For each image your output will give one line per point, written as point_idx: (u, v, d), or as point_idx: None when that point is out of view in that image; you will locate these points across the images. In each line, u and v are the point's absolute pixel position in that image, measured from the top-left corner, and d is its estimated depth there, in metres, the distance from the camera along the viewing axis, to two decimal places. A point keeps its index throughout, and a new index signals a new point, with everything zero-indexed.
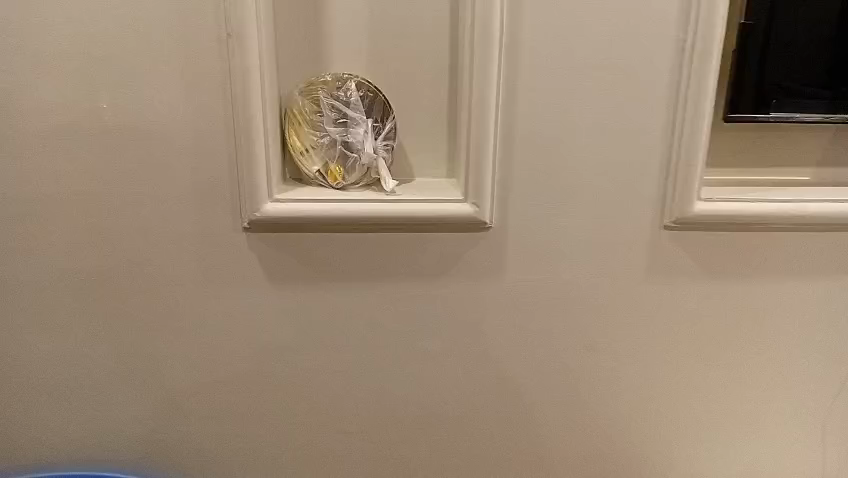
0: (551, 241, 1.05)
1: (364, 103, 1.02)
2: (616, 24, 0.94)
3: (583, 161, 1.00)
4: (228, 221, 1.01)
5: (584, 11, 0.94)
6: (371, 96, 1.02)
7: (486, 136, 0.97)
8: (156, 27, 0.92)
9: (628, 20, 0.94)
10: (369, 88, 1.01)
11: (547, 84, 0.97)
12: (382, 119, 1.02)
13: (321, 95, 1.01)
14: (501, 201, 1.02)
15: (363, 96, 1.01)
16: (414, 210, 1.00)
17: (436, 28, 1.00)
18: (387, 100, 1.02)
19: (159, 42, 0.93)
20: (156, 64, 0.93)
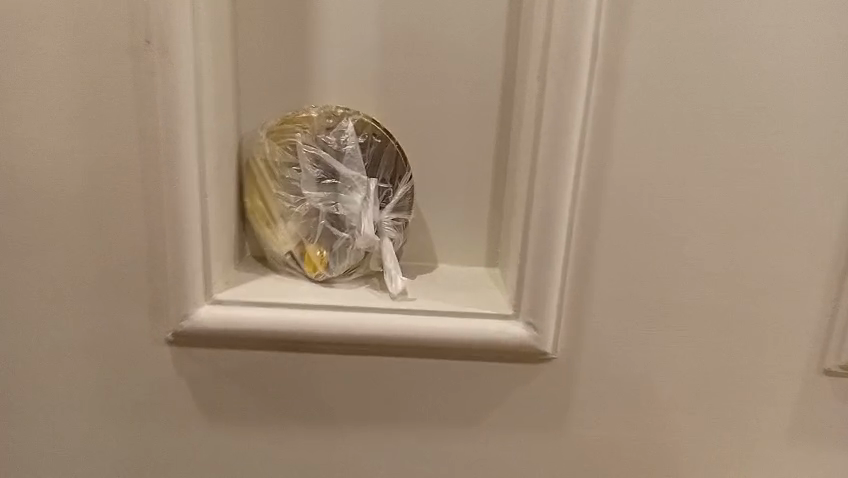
0: (645, 386, 0.67)
1: (367, 154, 0.67)
2: (783, 53, 0.58)
3: (707, 268, 0.64)
4: (144, 325, 0.65)
5: (733, 32, 0.57)
6: (377, 144, 0.67)
7: (560, 223, 0.61)
8: (35, 27, 0.57)
9: (802, 49, 0.58)
10: (375, 131, 0.66)
11: (662, 144, 0.60)
12: (392, 179, 0.67)
13: (298, 138, 0.66)
14: (573, 320, 0.65)
15: (365, 143, 0.66)
16: (433, 329, 0.63)
17: (484, 48, 0.66)
18: (402, 150, 0.67)
19: (38, 42, 0.57)
20: (34, 78, 0.58)
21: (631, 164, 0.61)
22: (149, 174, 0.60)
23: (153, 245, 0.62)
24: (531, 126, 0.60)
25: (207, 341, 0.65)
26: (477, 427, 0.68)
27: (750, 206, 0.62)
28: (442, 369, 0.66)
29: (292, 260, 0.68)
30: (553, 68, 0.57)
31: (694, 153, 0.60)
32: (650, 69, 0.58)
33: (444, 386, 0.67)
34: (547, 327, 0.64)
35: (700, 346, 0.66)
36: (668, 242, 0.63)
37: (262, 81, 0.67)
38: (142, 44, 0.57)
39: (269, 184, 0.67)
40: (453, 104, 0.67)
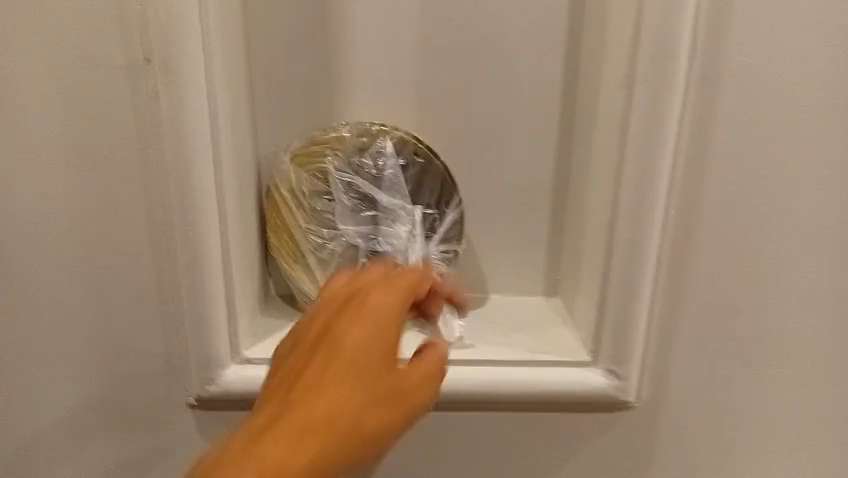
0: (740, 431, 0.59)
1: (408, 177, 0.57)
2: None
3: (814, 297, 0.55)
4: (159, 391, 0.56)
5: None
6: (419, 165, 0.56)
7: (647, 254, 0.53)
8: (14, 50, 0.48)
9: None
10: (417, 150, 0.56)
11: (762, 161, 0.52)
12: (438, 205, 0.57)
13: (329, 162, 0.56)
14: (658, 363, 0.57)
15: (405, 164, 0.56)
16: (499, 383, 0.55)
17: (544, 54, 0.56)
18: (448, 170, 0.57)
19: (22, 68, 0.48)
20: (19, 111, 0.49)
21: (727, 185, 0.52)
22: (159, 217, 0.51)
23: (171, 300, 0.53)
24: (610, 145, 0.52)
25: (238, 405, 0.56)
26: None
27: None
28: (510, 424, 0.58)
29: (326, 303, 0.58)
30: (641, 84, 0.49)
31: (800, 169, 0.52)
32: (750, 75, 0.50)
33: (511, 441, 0.59)
34: (631, 372, 0.56)
35: (803, 383, 0.58)
36: (769, 270, 0.55)
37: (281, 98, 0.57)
38: (142, 65, 0.48)
39: (294, 217, 0.56)
40: (508, 116, 0.58)
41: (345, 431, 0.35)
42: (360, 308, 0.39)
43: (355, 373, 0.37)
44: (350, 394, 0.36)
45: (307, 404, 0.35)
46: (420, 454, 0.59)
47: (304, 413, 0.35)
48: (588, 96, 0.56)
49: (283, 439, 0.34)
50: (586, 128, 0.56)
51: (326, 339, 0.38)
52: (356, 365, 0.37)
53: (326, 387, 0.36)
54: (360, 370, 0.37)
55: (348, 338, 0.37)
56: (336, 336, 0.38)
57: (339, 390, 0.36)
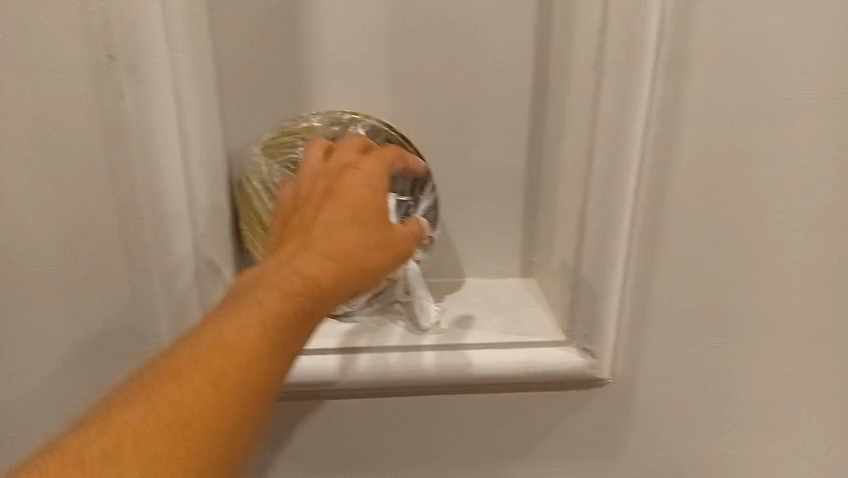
0: (710, 401, 0.61)
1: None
2: None
3: (778, 271, 0.57)
4: None
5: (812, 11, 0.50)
6: (392, 152, 0.57)
7: (620, 237, 0.54)
8: None
9: None
10: (389, 137, 0.56)
11: (729, 142, 0.53)
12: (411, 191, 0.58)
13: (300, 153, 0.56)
14: (630, 339, 0.58)
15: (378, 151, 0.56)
16: (478, 367, 0.56)
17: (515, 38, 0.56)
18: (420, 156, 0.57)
19: None
20: None
21: (694, 166, 0.53)
22: (130, 216, 0.51)
23: (147, 299, 0.53)
24: (580, 130, 0.53)
25: None
26: (529, 459, 0.62)
27: (824, 203, 0.55)
28: (490, 405, 0.59)
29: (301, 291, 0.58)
30: (611, 70, 0.50)
31: (764, 149, 0.53)
32: (716, 58, 0.50)
33: (492, 421, 0.60)
34: (605, 351, 0.57)
35: (769, 353, 0.60)
36: (736, 248, 0.56)
37: (250, 89, 0.56)
38: (105, 63, 0.47)
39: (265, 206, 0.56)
40: (479, 101, 0.58)
41: (340, 257, 0.47)
42: (354, 171, 0.51)
43: (351, 217, 0.49)
44: (341, 235, 0.48)
45: (314, 243, 0.47)
46: (403, 438, 0.60)
47: (312, 249, 0.47)
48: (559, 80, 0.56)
49: (311, 260, 0.46)
50: (557, 111, 0.57)
51: (325, 197, 0.50)
52: (339, 221, 0.48)
53: (330, 229, 0.48)
54: (353, 218, 0.49)
55: (341, 195, 0.50)
56: (332, 194, 0.50)
57: (333, 235, 0.48)
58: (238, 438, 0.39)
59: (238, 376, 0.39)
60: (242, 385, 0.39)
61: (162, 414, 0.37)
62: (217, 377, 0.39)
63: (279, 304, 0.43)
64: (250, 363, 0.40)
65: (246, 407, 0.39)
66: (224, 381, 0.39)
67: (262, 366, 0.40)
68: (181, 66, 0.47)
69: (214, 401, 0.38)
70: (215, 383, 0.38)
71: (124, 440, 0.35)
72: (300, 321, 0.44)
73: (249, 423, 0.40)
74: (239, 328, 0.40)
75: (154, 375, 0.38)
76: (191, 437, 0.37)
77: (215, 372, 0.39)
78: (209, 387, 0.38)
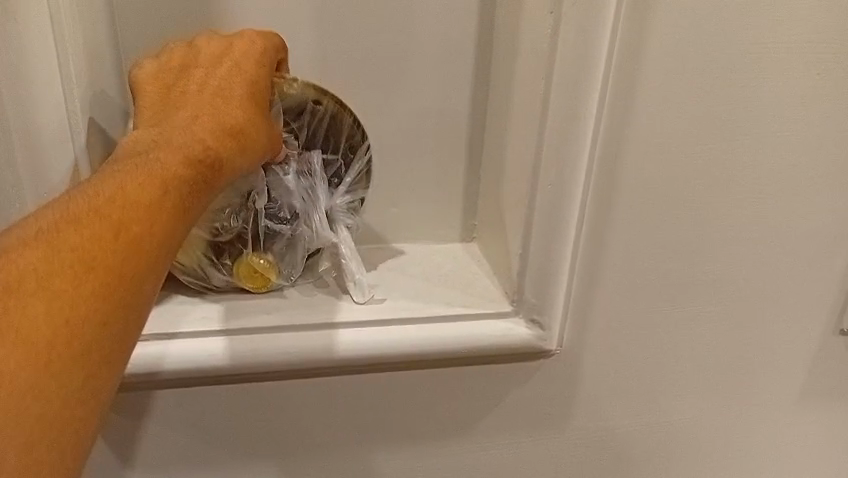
0: (655, 370, 0.60)
1: (303, 123, 0.50)
2: None
3: (731, 235, 0.55)
4: None
5: None
6: (322, 116, 0.50)
7: (570, 202, 0.50)
8: None
9: None
10: (320, 99, 0.49)
11: (689, 100, 0.49)
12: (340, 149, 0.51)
13: None
14: (580, 309, 0.55)
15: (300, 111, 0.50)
16: (421, 348, 0.52)
17: None
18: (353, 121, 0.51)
19: None
20: None
21: (652, 128, 0.49)
22: (7, 176, 0.45)
23: None
24: (530, 86, 0.48)
25: (124, 384, 0.50)
26: (471, 435, 0.59)
27: (780, 167, 0.53)
28: (430, 379, 0.55)
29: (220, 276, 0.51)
30: (572, 13, 0.45)
31: (724, 111, 0.50)
32: (679, 11, 0.46)
33: (431, 397, 0.56)
34: (554, 322, 0.54)
35: (715, 318, 0.58)
36: (690, 210, 0.53)
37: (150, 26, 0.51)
38: None
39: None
40: (418, 47, 0.52)
41: (237, 135, 0.43)
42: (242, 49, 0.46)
43: (242, 92, 0.45)
44: (237, 109, 0.44)
45: (206, 118, 0.43)
46: (334, 417, 0.55)
47: (206, 122, 0.43)
48: (508, 25, 0.51)
49: (207, 132, 0.42)
50: (505, 62, 0.52)
51: (216, 64, 0.46)
52: (235, 92, 0.45)
53: (223, 105, 0.44)
54: (248, 92, 0.45)
55: (227, 71, 0.46)
56: (224, 62, 0.46)
57: (229, 107, 0.44)
58: (140, 297, 0.36)
59: (141, 228, 0.36)
60: (145, 239, 0.36)
61: (65, 256, 0.34)
62: (117, 229, 0.36)
63: (178, 167, 0.40)
64: (152, 217, 0.37)
65: (148, 266, 0.36)
66: (127, 232, 0.36)
67: (163, 222, 0.38)
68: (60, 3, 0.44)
69: (117, 251, 0.35)
70: (117, 231, 0.35)
71: (20, 280, 0.32)
72: (199, 190, 0.41)
73: (150, 282, 0.37)
74: (140, 182, 0.37)
75: (51, 220, 0.35)
76: (93, 283, 0.34)
77: (118, 221, 0.36)
78: (111, 235, 0.35)
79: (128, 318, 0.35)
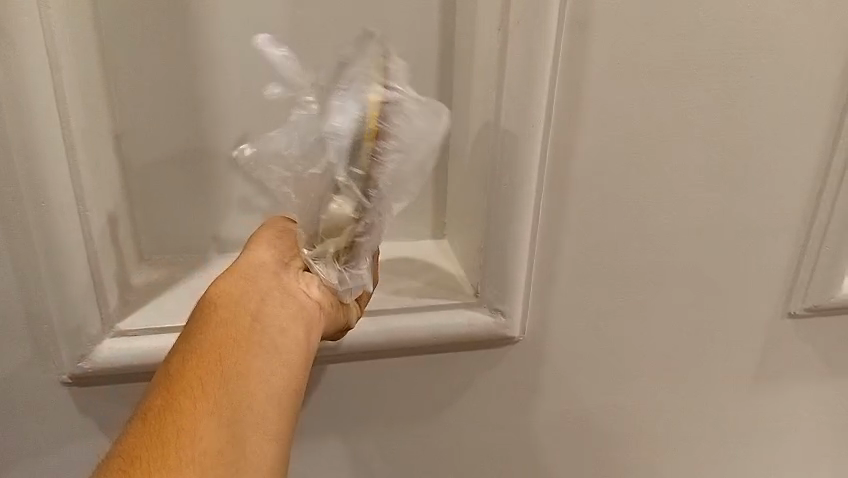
0: (616, 352, 0.64)
1: None
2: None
3: (678, 225, 0.59)
4: (39, 369, 0.53)
5: None
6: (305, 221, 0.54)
7: (527, 201, 0.54)
8: None
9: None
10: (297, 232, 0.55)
11: (633, 104, 0.54)
12: None
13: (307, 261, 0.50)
14: (540, 295, 0.60)
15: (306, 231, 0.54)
16: (392, 340, 0.56)
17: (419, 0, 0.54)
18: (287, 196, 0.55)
19: None
20: None
21: (597, 132, 0.54)
22: (6, 193, 0.47)
23: (31, 279, 0.50)
24: (489, 96, 0.53)
25: (121, 376, 0.54)
26: (445, 416, 0.63)
27: (720, 162, 0.57)
28: (404, 365, 0.60)
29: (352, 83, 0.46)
30: (517, 29, 0.49)
31: (664, 115, 0.54)
32: (618, 26, 0.51)
33: (408, 381, 0.61)
34: (515, 310, 0.58)
35: (667, 305, 0.63)
36: (637, 204, 0.58)
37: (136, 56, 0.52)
38: None
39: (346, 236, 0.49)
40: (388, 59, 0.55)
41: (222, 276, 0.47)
42: None
43: None
44: None
45: None
46: (316, 402, 0.60)
47: None
48: (466, 38, 0.55)
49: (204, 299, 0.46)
50: (465, 73, 0.56)
51: None
52: None
53: None
54: None
55: None
56: None
57: None
58: (194, 431, 0.39)
59: (160, 402, 0.40)
60: (165, 405, 0.39)
61: (114, 464, 0.37)
62: (144, 416, 0.39)
63: (181, 339, 0.44)
64: (168, 387, 0.40)
65: (187, 409, 0.39)
66: (150, 413, 0.39)
67: (178, 378, 0.41)
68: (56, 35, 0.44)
69: (146, 433, 0.38)
70: (142, 419, 0.39)
71: None
72: (205, 327, 0.43)
73: (205, 422, 0.39)
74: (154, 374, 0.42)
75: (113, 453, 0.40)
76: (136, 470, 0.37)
77: (143, 412, 0.40)
78: (139, 424, 0.39)
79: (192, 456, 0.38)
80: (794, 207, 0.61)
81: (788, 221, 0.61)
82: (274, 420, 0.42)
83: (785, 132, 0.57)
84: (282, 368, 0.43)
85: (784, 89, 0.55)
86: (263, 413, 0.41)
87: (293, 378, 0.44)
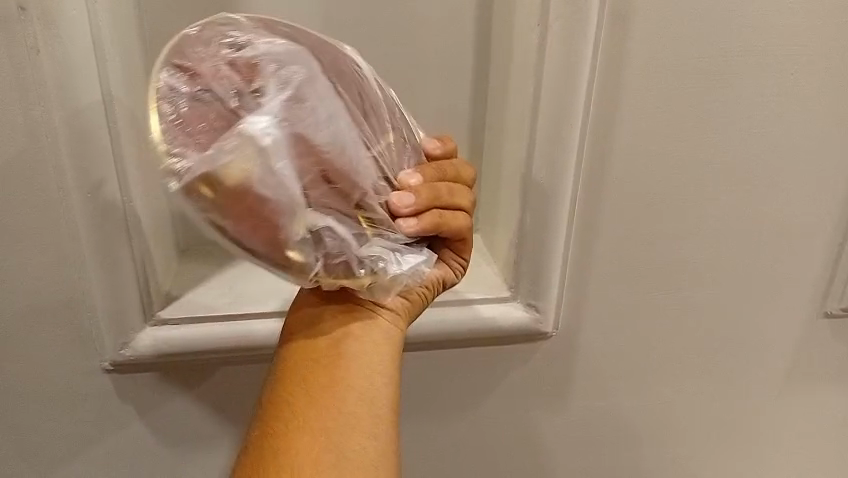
0: (648, 350, 0.64)
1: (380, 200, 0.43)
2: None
3: (714, 223, 0.59)
4: (81, 357, 0.54)
5: None
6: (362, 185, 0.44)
7: (562, 197, 0.54)
8: None
9: None
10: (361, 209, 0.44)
11: (671, 101, 0.53)
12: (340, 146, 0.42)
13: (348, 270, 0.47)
14: (573, 292, 0.60)
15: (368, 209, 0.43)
16: (425, 333, 0.57)
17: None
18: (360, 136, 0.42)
19: None
20: None
21: (634, 129, 0.54)
22: (51, 179, 0.48)
23: (76, 268, 0.51)
24: (526, 92, 0.53)
25: (159, 365, 0.55)
26: (476, 412, 0.64)
27: (759, 161, 0.57)
28: (436, 360, 0.60)
29: (226, 80, 0.36)
30: (557, 25, 0.49)
31: (703, 112, 0.54)
32: (658, 23, 0.50)
33: (440, 375, 0.61)
34: (549, 306, 0.58)
35: (699, 304, 0.62)
36: (674, 202, 0.57)
37: None
38: (16, 16, 0.43)
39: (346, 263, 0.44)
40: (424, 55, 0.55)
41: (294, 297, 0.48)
42: None
43: None
44: None
45: None
46: None
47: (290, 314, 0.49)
48: (503, 35, 0.55)
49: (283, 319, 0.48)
50: (501, 69, 0.56)
51: None
52: None
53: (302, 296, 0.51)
54: None
55: None
56: None
57: None
58: (297, 451, 0.41)
59: (259, 434, 0.43)
60: (265, 435, 0.42)
61: None
62: (250, 448, 0.43)
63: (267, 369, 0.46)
64: (264, 418, 0.43)
65: (287, 431, 0.42)
66: (254, 445, 0.42)
67: (271, 408, 0.43)
68: (104, 29, 0.45)
69: (254, 465, 0.42)
70: (250, 453, 0.42)
71: None
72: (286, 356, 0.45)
73: (304, 442, 0.41)
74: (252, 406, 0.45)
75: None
76: None
77: (250, 444, 0.43)
78: (247, 456, 0.42)
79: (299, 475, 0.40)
80: (833, 207, 0.60)
81: (827, 221, 0.60)
82: (370, 418, 0.42)
83: (824, 131, 0.56)
84: (368, 368, 0.43)
85: (825, 88, 0.55)
86: (357, 415, 0.42)
87: (382, 379, 0.44)
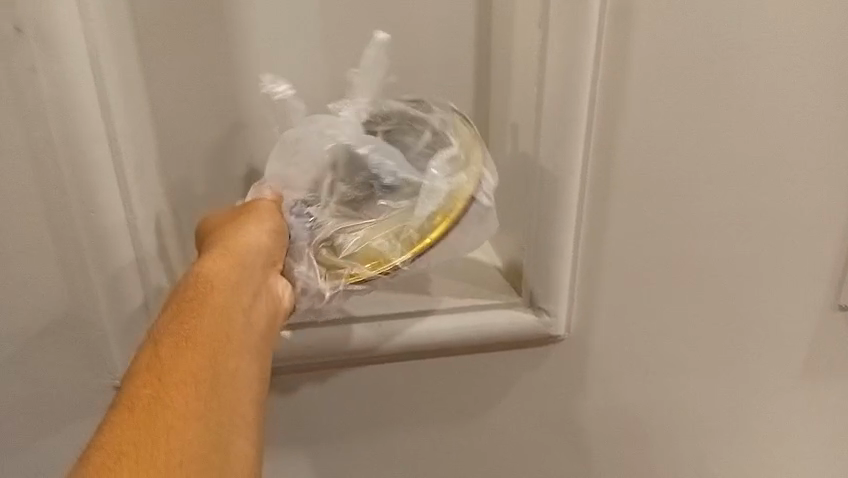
0: (661, 348, 0.63)
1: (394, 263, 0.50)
2: None
3: (724, 219, 0.58)
4: (91, 374, 0.54)
5: None
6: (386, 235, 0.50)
7: (569, 198, 0.53)
8: None
9: None
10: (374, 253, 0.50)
11: (677, 97, 0.53)
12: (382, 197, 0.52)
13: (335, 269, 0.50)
14: (583, 293, 0.59)
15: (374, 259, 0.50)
16: (433, 340, 0.56)
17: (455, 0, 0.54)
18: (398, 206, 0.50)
19: None
20: None
21: (640, 126, 0.53)
22: (54, 196, 0.48)
23: (81, 283, 0.50)
24: (530, 93, 0.52)
25: None
26: (488, 416, 0.63)
27: (767, 154, 0.56)
28: (446, 366, 0.60)
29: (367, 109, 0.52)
30: (557, 24, 0.48)
31: (710, 107, 0.53)
32: (660, 19, 0.50)
33: (451, 380, 0.60)
34: (559, 309, 0.57)
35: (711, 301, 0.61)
36: (682, 199, 0.56)
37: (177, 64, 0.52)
38: (11, 36, 0.43)
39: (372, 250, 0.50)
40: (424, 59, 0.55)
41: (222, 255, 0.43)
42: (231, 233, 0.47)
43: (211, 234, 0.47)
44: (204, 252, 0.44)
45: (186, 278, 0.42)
46: (359, 403, 0.60)
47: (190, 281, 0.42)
48: (503, 37, 0.54)
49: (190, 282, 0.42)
50: (503, 71, 0.55)
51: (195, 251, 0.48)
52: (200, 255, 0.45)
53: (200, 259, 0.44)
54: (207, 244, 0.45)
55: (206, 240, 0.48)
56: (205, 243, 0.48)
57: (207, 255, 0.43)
58: (187, 431, 0.34)
59: (151, 389, 0.35)
60: (166, 387, 0.35)
61: (118, 448, 0.32)
62: (136, 397, 0.35)
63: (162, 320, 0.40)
64: (162, 370, 0.36)
65: (187, 395, 0.35)
66: (141, 397, 0.35)
67: (177, 362, 0.37)
68: (101, 45, 0.45)
69: (141, 418, 0.34)
70: (132, 405, 0.34)
71: None
72: (196, 319, 0.39)
73: (205, 412, 0.35)
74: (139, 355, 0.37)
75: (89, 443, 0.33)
76: (135, 459, 0.32)
77: (133, 396, 0.35)
78: (129, 409, 0.34)
79: (194, 445, 0.34)
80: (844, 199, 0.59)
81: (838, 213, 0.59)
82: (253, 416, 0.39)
83: (834, 123, 0.55)
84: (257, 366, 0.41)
85: (833, 79, 0.54)
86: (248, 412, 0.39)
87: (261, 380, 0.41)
